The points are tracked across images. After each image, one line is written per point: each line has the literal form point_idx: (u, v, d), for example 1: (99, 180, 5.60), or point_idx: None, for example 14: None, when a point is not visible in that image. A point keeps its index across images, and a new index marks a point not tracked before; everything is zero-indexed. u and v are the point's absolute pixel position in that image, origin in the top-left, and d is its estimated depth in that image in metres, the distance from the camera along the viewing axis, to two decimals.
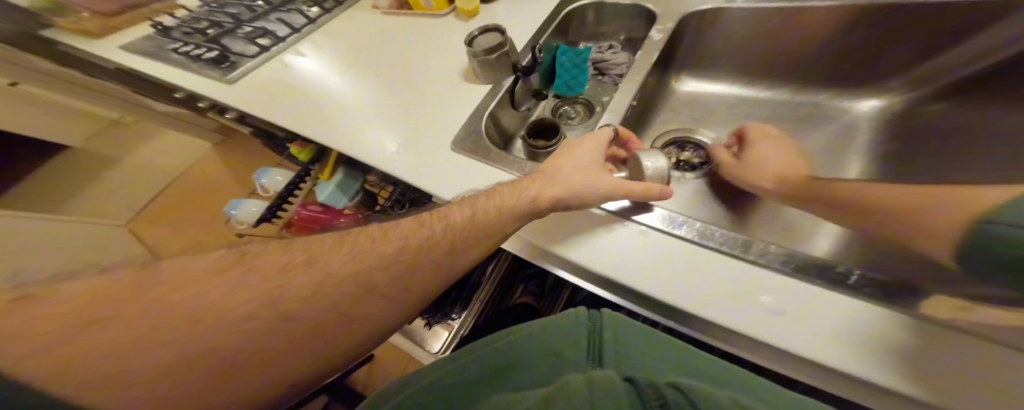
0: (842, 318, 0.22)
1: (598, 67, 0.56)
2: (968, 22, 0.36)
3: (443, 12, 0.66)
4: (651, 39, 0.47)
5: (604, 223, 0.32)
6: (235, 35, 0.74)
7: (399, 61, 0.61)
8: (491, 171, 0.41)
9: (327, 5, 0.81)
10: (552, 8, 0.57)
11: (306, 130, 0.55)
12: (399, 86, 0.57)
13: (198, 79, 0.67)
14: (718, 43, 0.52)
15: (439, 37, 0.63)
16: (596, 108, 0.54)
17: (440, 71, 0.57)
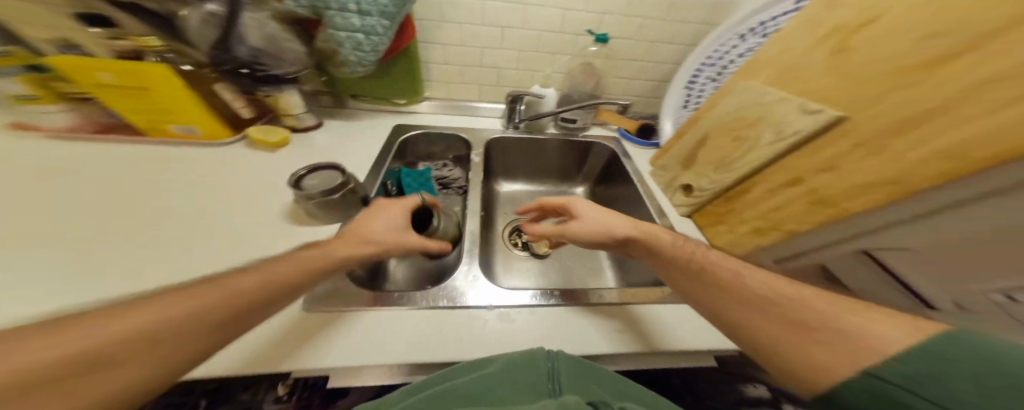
0: (641, 317, 0.41)
1: (443, 184, 0.63)
2: (597, 147, 0.73)
3: (223, 141, 0.51)
4: (472, 161, 0.61)
5: (501, 319, 0.38)
6: None
7: (98, 226, 0.39)
8: (422, 314, 0.37)
9: None
10: (383, 133, 0.59)
11: None
12: (93, 263, 0.35)
13: None
14: (507, 161, 0.73)
15: (220, 171, 0.48)
16: (454, 219, 0.60)
17: (211, 216, 0.42)
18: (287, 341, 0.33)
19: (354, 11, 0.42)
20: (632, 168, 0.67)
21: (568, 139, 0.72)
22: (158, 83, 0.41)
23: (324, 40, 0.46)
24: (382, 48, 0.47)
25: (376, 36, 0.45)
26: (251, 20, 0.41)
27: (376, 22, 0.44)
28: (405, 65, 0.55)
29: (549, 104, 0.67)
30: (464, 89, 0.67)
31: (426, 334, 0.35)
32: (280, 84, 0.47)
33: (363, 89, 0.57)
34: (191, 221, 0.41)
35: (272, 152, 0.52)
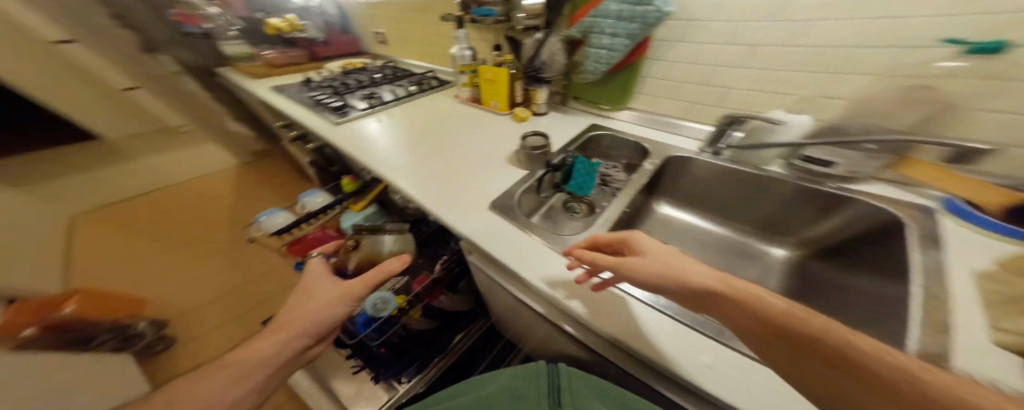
0: (798, 395, 0.29)
1: (604, 179, 0.73)
2: (856, 210, 0.51)
3: (504, 112, 0.85)
4: (645, 168, 0.65)
5: (618, 302, 0.39)
6: (354, 94, 1.01)
7: (456, 138, 0.80)
8: (539, 247, 0.48)
9: (424, 86, 1.04)
10: (580, 129, 0.77)
11: (391, 171, 0.68)
12: (453, 156, 0.73)
13: (318, 119, 0.88)
14: (690, 185, 0.69)
15: (492, 129, 0.81)
16: (596, 210, 0.67)
17: (486, 153, 0.73)
18: (474, 205, 0.58)
19: (609, 34, 0.60)
20: (921, 256, 0.39)
21: (801, 184, 0.55)
22: (499, 78, 0.78)
23: (580, 55, 0.69)
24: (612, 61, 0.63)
25: (614, 51, 0.61)
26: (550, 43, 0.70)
27: (617, 41, 0.60)
28: (624, 77, 0.69)
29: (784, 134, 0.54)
30: (672, 106, 0.70)
31: (534, 253, 0.47)
32: (540, 82, 0.77)
33: (586, 94, 0.78)
34: (478, 142, 0.78)
35: (518, 123, 0.82)
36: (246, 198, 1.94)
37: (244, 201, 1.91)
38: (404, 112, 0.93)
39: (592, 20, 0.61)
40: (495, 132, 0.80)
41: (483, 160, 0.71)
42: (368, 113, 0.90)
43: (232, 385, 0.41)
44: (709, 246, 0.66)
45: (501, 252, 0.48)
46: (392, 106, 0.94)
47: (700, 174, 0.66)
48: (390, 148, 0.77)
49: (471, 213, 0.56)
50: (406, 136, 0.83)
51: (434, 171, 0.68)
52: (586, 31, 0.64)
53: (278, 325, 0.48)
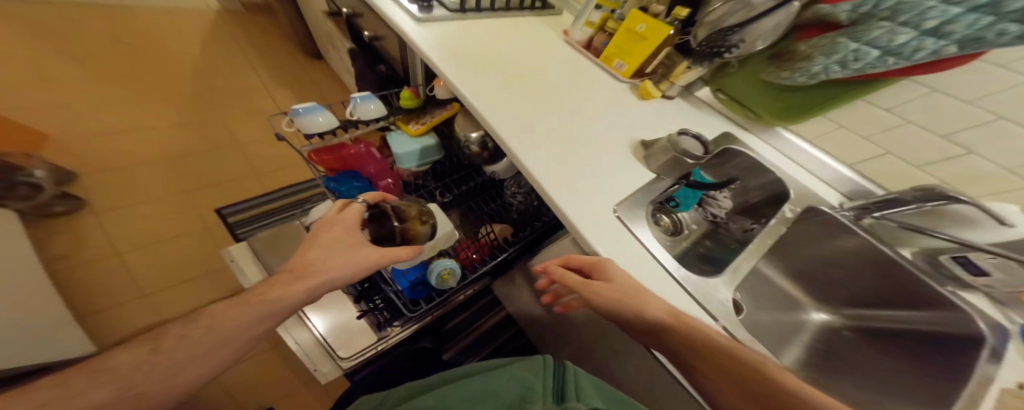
0: None
1: (704, 199, 0.64)
2: (955, 325, 0.44)
3: (624, 79, 0.68)
4: (783, 213, 0.53)
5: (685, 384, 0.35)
6: None
7: (573, 91, 0.64)
8: (678, 291, 0.41)
9: (526, 2, 0.81)
10: (713, 134, 0.62)
11: (495, 115, 0.55)
12: (573, 115, 0.59)
13: (395, 5, 0.68)
14: (802, 233, 0.56)
15: (609, 95, 0.65)
16: (682, 234, 0.63)
17: (612, 125, 0.60)
18: (607, 198, 0.48)
19: (918, 28, 0.35)
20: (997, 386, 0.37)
21: (926, 280, 0.45)
22: (654, 34, 0.59)
23: (811, 43, 0.44)
24: (869, 72, 0.39)
25: (895, 57, 0.36)
26: (784, 10, 0.45)
27: (935, 46, 0.33)
28: (834, 96, 0.47)
29: (1007, 234, 0.41)
30: (843, 143, 0.55)
31: (647, 264, 0.42)
32: (706, 61, 0.57)
33: (738, 92, 0.60)
34: (601, 106, 0.63)
35: (639, 99, 0.66)
36: (245, 72, 1.62)
37: (245, 77, 1.61)
38: (508, 30, 0.73)
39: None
40: (613, 101, 0.64)
41: (607, 134, 0.58)
42: (454, 16, 0.70)
43: (230, 334, 0.35)
44: (770, 299, 0.61)
45: (613, 253, 0.42)
46: (486, 17, 0.74)
47: (814, 224, 0.54)
48: (493, 79, 0.61)
49: (588, 202, 0.47)
50: (502, 62, 0.65)
51: (537, 127, 0.55)
52: (882, 8, 0.37)
53: (295, 268, 0.41)
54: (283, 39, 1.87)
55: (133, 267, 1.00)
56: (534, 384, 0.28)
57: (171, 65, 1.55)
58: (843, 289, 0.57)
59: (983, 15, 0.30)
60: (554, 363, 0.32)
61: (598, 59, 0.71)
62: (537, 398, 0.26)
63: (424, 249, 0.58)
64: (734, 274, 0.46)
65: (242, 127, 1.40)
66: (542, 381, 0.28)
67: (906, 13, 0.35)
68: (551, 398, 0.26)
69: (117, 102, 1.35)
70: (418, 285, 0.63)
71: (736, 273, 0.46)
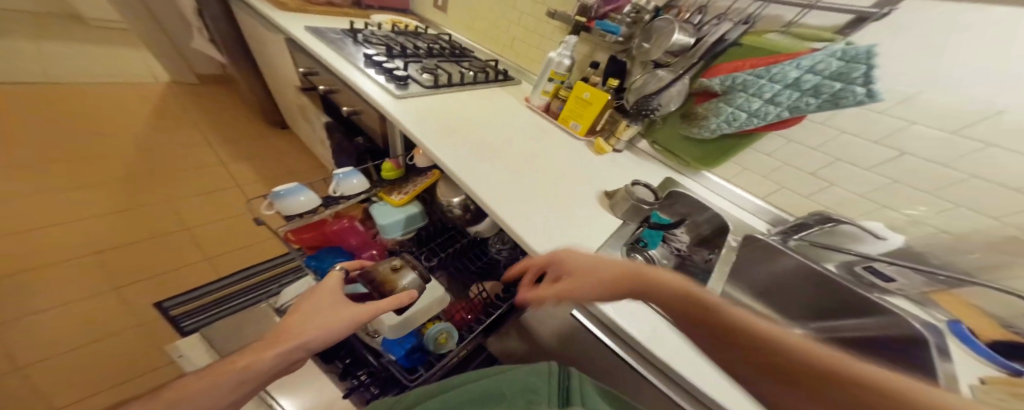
0: None
1: (668, 236, 0.71)
2: (892, 334, 0.51)
3: (580, 137, 0.79)
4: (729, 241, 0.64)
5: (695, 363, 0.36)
6: (411, 62, 0.87)
7: (538, 149, 0.73)
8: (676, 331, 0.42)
9: (489, 76, 0.94)
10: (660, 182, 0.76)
11: (473, 176, 0.59)
12: (544, 170, 0.67)
13: (372, 84, 0.75)
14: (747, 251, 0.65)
15: (569, 151, 0.75)
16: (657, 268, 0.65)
17: (578, 176, 0.68)
18: (587, 240, 0.53)
19: (763, 98, 0.55)
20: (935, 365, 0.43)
21: (856, 290, 0.54)
22: (598, 99, 0.73)
23: (703, 108, 0.64)
24: (747, 126, 0.59)
25: (758, 118, 0.56)
26: (680, 82, 0.64)
27: (777, 110, 0.54)
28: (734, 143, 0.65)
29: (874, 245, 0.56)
30: (754, 180, 0.71)
31: (635, 303, 0.44)
32: (638, 119, 0.73)
33: (670, 143, 0.76)
34: (566, 162, 0.71)
35: (596, 154, 0.77)
36: (195, 149, 1.54)
37: (195, 154, 1.52)
38: (475, 100, 0.83)
39: (751, 77, 0.55)
40: (574, 159, 0.73)
41: (575, 184, 0.66)
42: (428, 91, 0.78)
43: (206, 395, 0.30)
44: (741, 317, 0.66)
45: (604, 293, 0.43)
46: (456, 90, 0.83)
47: (758, 252, 0.64)
48: (468, 143, 0.68)
49: (567, 250, 0.50)
50: (470, 129, 0.72)
51: (509, 185, 0.60)
52: (737, 84, 0.58)
53: (274, 337, 0.39)
54: (244, 114, 1.86)
55: (11, 397, 0.77)
56: (539, 388, 0.32)
57: (106, 146, 1.43)
58: (797, 301, 0.63)
59: (794, 92, 0.51)
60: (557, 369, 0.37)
61: (556, 121, 0.82)
62: (541, 399, 0.29)
63: (417, 314, 0.55)
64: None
65: (192, 208, 1.30)
66: (547, 381, 0.34)
67: (751, 88, 0.56)
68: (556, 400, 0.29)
69: (30, 191, 1.18)
70: (414, 351, 0.56)
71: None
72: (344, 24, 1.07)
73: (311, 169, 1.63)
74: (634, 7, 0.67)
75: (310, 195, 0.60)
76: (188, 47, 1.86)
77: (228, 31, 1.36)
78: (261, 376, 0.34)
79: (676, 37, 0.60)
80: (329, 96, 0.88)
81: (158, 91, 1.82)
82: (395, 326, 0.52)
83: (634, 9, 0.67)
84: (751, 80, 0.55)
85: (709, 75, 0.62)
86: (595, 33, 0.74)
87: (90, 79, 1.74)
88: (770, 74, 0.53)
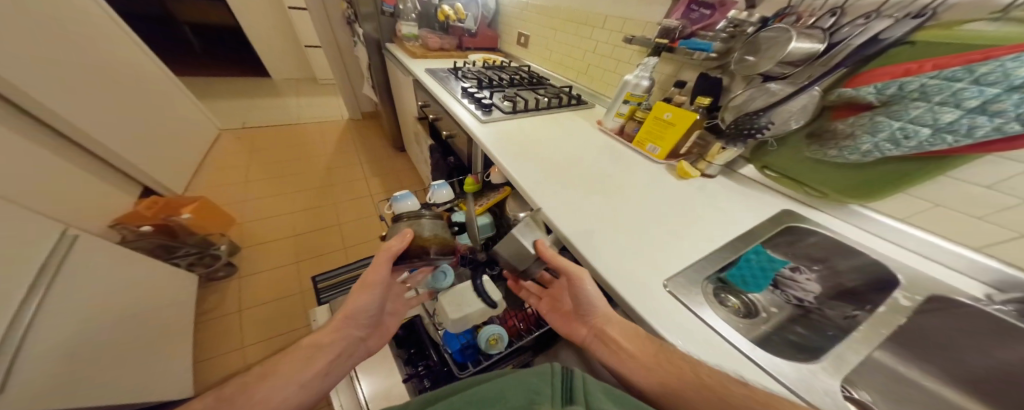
0: None
1: (778, 280, 0.56)
2: None
3: (660, 160, 0.71)
4: (896, 300, 0.44)
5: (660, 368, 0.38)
6: (497, 92, 1.01)
7: (606, 170, 0.70)
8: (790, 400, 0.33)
9: (565, 100, 0.98)
10: (771, 215, 0.59)
11: (538, 192, 0.61)
12: (613, 191, 0.63)
13: (465, 111, 0.89)
14: (932, 324, 0.45)
15: (644, 174, 0.69)
16: (756, 314, 0.54)
17: (652, 199, 0.61)
18: (659, 270, 0.46)
19: (963, 108, 0.38)
20: None
21: None
22: (681, 120, 0.65)
23: (847, 124, 0.48)
24: (929, 148, 0.41)
25: (951, 135, 0.39)
26: (807, 94, 0.50)
27: (992, 123, 0.36)
28: (909, 171, 0.46)
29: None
30: (950, 222, 0.47)
31: (722, 350, 0.37)
32: (739, 141, 0.60)
33: (789, 169, 0.59)
34: (641, 185, 0.65)
35: (679, 179, 0.67)
36: (354, 165, 2.17)
37: (352, 169, 2.14)
38: (549, 123, 0.88)
39: (937, 80, 0.39)
40: (652, 182, 0.66)
41: (647, 208, 0.59)
42: (508, 116, 0.88)
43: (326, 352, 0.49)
44: (904, 397, 0.47)
45: (691, 347, 0.37)
46: (535, 114, 0.90)
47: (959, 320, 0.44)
48: (535, 163, 0.71)
49: (635, 281, 0.44)
50: (545, 151, 0.75)
51: (573, 205, 0.58)
52: (908, 91, 0.41)
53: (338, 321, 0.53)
54: (382, 140, 2.50)
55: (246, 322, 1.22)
56: (542, 388, 0.32)
57: (310, 163, 2.17)
58: None
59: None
60: (559, 369, 0.35)
61: (632, 144, 0.77)
62: (545, 402, 0.30)
63: (473, 315, 0.60)
64: (839, 362, 0.37)
65: (346, 206, 1.82)
66: (551, 388, 0.32)
67: (938, 94, 0.39)
68: (561, 399, 0.30)
69: (275, 190, 1.91)
70: (467, 348, 0.62)
71: (842, 360, 0.37)
72: (450, 65, 1.32)
73: (418, 182, 2.04)
74: (731, 21, 0.59)
75: (413, 200, 0.75)
76: (358, 93, 2.65)
77: (381, 79, 1.91)
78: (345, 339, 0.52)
79: (795, 45, 0.48)
80: (435, 122, 1.10)
81: (338, 125, 2.66)
82: (456, 322, 0.59)
83: (731, 24, 0.60)
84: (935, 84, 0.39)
85: (857, 83, 0.46)
86: (679, 53, 0.69)
87: (309, 118, 2.69)
88: (975, 75, 0.36)
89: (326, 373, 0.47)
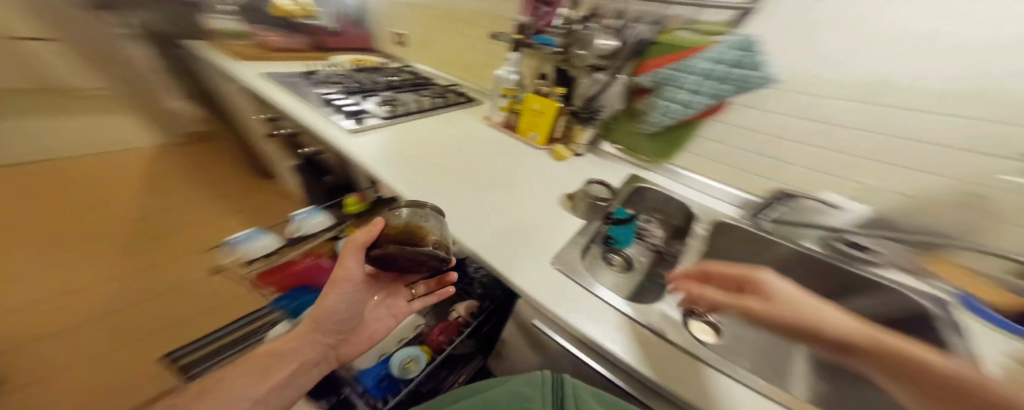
0: None
1: (640, 233, 0.71)
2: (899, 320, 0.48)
3: (542, 146, 0.80)
4: (698, 230, 0.63)
5: (650, 339, 0.38)
6: (368, 98, 0.91)
7: (494, 163, 0.74)
8: (667, 347, 0.37)
9: (447, 100, 0.98)
10: (623, 177, 0.75)
11: (429, 193, 0.61)
12: (501, 179, 0.69)
13: (330, 124, 0.77)
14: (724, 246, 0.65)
15: (525, 162, 0.76)
16: (633, 266, 0.65)
17: (536, 183, 0.69)
18: (545, 245, 0.53)
19: (687, 90, 0.56)
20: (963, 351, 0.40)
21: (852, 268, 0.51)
22: (548, 109, 0.75)
23: (644, 103, 0.66)
24: (682, 119, 0.60)
25: (689, 108, 0.57)
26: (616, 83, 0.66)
27: (701, 100, 0.55)
28: (683, 131, 0.68)
29: (841, 218, 0.54)
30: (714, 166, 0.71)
31: (606, 315, 0.40)
32: (589, 122, 0.77)
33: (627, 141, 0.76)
34: (524, 171, 0.73)
35: (556, 161, 0.77)
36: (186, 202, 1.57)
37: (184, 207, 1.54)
38: (434, 124, 0.86)
39: (671, 72, 0.57)
40: (535, 169, 0.74)
41: (534, 191, 0.67)
42: (387, 122, 0.82)
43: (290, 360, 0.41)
44: None
45: (588, 323, 0.39)
46: (415, 118, 0.86)
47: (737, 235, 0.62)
48: (424, 164, 0.70)
49: (526, 265, 0.47)
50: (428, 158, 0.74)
51: (467, 202, 0.60)
52: (662, 79, 0.59)
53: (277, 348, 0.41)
54: (230, 165, 1.89)
55: None
56: (532, 395, 0.34)
57: (99, 211, 1.45)
58: None
59: (712, 82, 0.53)
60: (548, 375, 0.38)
61: (516, 134, 0.84)
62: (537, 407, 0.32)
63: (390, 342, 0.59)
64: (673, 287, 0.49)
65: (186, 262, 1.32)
66: (539, 394, 0.34)
67: (674, 82, 0.58)
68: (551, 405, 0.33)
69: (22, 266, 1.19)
70: (384, 379, 0.55)
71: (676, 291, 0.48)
72: (305, 69, 1.11)
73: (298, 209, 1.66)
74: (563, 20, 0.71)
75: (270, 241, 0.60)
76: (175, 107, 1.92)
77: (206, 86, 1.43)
78: (305, 356, 0.42)
79: (605, 42, 0.63)
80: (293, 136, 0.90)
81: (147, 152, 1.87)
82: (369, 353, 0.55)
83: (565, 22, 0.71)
84: (671, 74, 0.57)
85: (640, 73, 0.64)
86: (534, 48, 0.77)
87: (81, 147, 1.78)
88: (685, 67, 0.55)
89: (291, 382, 0.40)
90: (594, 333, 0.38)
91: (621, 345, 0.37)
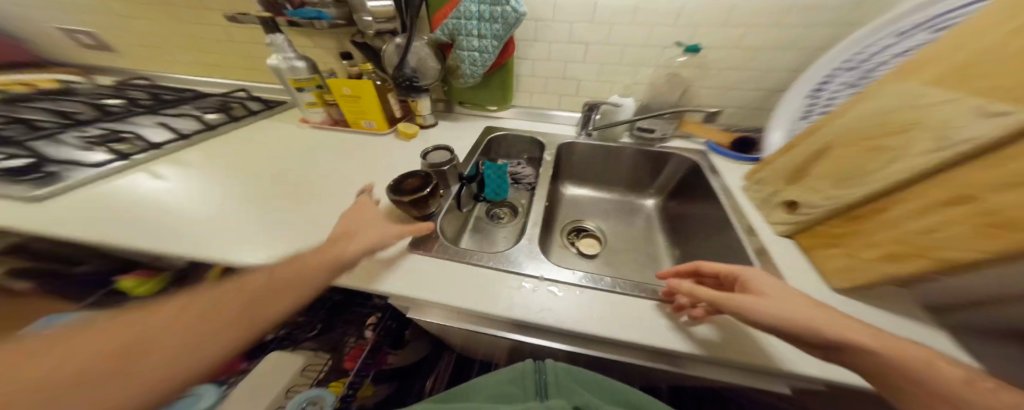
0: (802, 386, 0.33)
1: (514, 177, 0.73)
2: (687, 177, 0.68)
3: (385, 131, 0.71)
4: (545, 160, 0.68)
5: (532, 287, 0.41)
6: (68, 143, 0.60)
7: (322, 165, 0.62)
8: (531, 286, 0.41)
9: (229, 112, 0.77)
10: (479, 132, 0.75)
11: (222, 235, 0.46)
12: (329, 179, 0.59)
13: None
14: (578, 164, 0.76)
15: (367, 151, 0.66)
16: (519, 209, 0.70)
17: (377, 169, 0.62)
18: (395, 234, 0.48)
19: (475, 35, 0.56)
20: (718, 184, 0.59)
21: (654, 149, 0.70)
22: (362, 91, 0.63)
23: (453, 58, 0.62)
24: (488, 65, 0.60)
25: (486, 53, 0.58)
26: (415, 44, 0.59)
27: (490, 43, 0.56)
28: (505, 76, 0.68)
29: (625, 113, 0.67)
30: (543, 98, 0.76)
31: (480, 279, 0.41)
32: (416, 91, 0.65)
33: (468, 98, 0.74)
34: (359, 160, 0.64)
35: (405, 141, 0.70)
36: None
37: None
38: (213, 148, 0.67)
39: (455, 21, 0.55)
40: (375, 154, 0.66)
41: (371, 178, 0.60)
42: (122, 166, 0.58)
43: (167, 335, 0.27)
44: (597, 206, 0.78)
45: (472, 300, 0.38)
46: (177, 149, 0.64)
47: (579, 154, 0.74)
48: (204, 202, 0.52)
49: (388, 267, 0.42)
50: (203, 197, 0.53)
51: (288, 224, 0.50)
52: (451, 30, 0.57)
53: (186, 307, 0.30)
54: None
55: None
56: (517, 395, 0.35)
57: None
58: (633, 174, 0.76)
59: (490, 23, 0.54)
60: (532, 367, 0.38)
61: (349, 126, 0.72)
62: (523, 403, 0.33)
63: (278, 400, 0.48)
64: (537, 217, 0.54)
65: None
66: (524, 390, 0.35)
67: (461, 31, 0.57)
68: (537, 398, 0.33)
69: None
70: None
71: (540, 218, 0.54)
72: None
73: None
74: None
75: None
76: None
77: None
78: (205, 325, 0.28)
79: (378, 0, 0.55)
80: None
81: None
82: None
83: None
84: (456, 23, 0.55)
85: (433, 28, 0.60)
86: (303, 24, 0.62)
87: None
88: (461, 13, 0.54)
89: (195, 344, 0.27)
90: (476, 307, 0.38)
91: (502, 303, 0.38)
